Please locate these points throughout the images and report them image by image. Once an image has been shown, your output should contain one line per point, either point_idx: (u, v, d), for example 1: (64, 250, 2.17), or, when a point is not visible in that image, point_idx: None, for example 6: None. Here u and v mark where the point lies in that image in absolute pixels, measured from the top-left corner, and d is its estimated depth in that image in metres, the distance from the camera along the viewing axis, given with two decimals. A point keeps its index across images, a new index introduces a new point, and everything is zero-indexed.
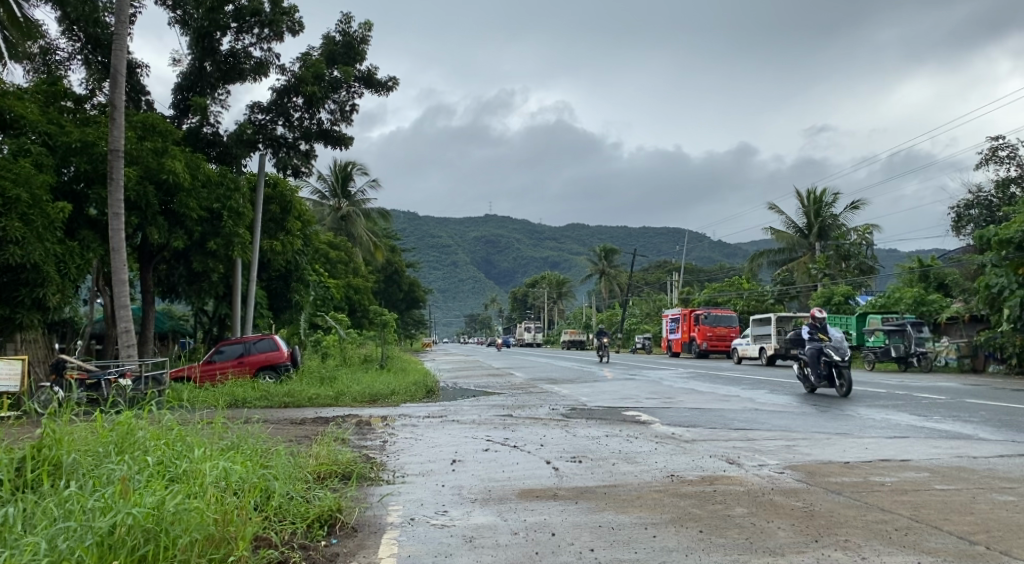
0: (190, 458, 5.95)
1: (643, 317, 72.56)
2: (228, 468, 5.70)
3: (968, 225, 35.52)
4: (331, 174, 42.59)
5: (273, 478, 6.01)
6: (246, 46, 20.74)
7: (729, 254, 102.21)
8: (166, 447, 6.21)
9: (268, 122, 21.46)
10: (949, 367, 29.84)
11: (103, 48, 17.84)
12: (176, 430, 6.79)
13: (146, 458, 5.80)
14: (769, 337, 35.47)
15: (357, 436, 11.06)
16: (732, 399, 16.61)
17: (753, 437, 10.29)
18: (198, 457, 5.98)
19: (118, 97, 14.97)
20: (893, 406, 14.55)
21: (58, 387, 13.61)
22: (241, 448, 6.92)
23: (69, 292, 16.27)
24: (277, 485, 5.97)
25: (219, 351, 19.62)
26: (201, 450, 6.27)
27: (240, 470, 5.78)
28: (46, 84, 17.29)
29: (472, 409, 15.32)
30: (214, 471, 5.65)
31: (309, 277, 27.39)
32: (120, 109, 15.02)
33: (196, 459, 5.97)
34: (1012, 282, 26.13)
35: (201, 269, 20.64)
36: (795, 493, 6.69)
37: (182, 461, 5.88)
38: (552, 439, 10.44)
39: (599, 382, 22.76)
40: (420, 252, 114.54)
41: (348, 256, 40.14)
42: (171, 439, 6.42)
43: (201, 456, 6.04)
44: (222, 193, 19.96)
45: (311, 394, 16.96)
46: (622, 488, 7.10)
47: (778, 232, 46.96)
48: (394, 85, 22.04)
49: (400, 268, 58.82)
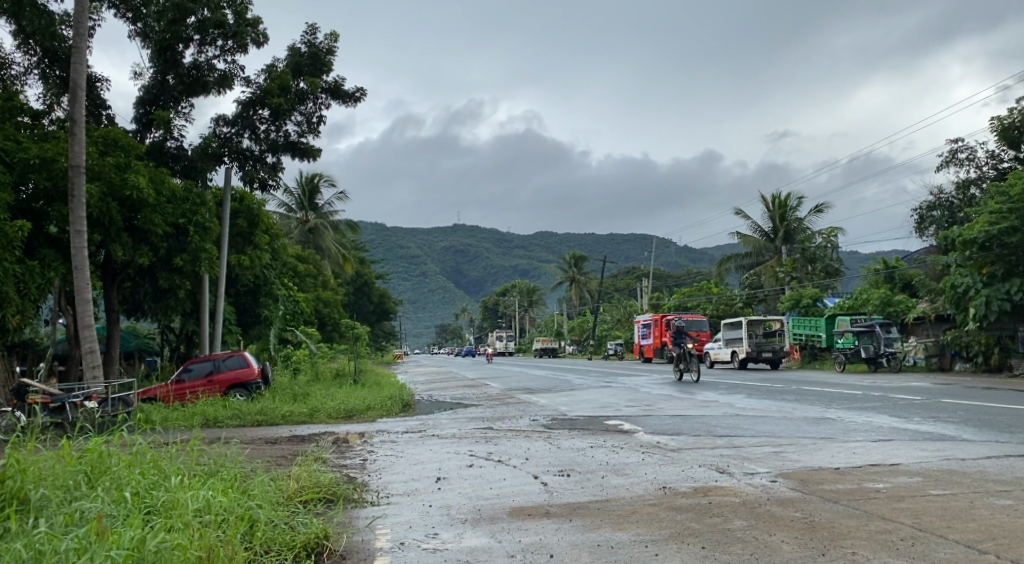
0: (168, 487, 5.67)
1: (614, 323, 72.73)
2: (209, 500, 5.43)
3: (931, 226, 36.04)
4: (298, 187, 41.99)
5: (257, 507, 5.73)
6: (210, 59, 20.37)
7: (696, 259, 102.93)
8: (141, 474, 5.93)
9: (233, 135, 21.07)
10: (917, 366, 30.15)
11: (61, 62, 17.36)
12: (150, 456, 6.50)
13: (120, 491, 5.52)
14: (740, 341, 35.63)
15: (337, 455, 10.76)
16: (711, 405, 16.54)
17: (739, 445, 10.19)
18: (176, 486, 5.71)
19: (78, 112, 14.53)
20: (871, 408, 14.57)
21: (20, 412, 13.12)
22: (219, 473, 6.64)
23: (30, 312, 15.85)
24: (262, 512, 5.71)
25: (188, 369, 19.17)
26: (179, 478, 6.00)
27: (222, 499, 5.50)
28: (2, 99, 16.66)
29: (451, 422, 15.08)
30: (194, 504, 5.38)
31: (278, 291, 26.91)
32: (80, 124, 14.58)
33: (175, 488, 5.70)
34: (977, 282, 26.36)
35: (167, 285, 20.18)
36: (791, 503, 6.56)
37: (159, 491, 5.60)
38: (537, 452, 10.24)
39: (576, 391, 22.62)
40: (389, 263, 113.83)
41: (317, 269, 39.70)
42: (145, 466, 6.13)
43: (179, 484, 5.75)
44: (187, 208, 19.53)
45: (284, 412, 16.59)
46: (615, 503, 6.93)
47: (745, 236, 47.36)
48: (361, 96, 21.78)
49: (369, 280, 58.38)
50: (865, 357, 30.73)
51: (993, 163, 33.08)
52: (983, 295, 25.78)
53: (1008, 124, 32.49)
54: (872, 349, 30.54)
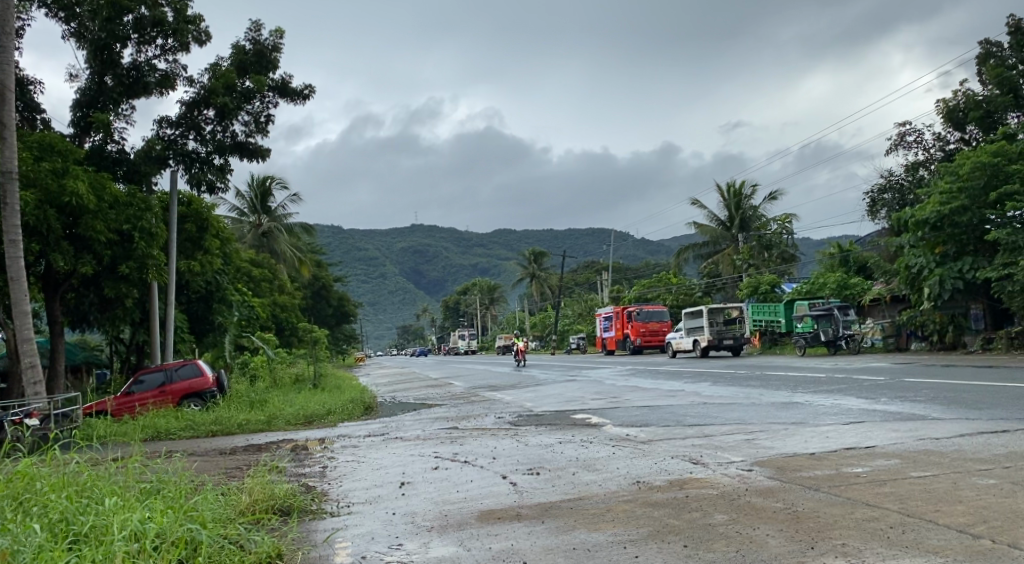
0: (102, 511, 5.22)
1: (576, 318, 72.71)
2: (138, 525, 4.99)
3: (883, 209, 36.40)
4: (249, 190, 41.24)
5: (200, 528, 5.29)
6: (149, 58, 19.69)
7: (654, 251, 103.55)
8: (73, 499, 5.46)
9: (178, 136, 20.39)
10: (875, 347, 30.72)
11: None
12: (81, 480, 6.01)
13: (38, 521, 5.04)
14: (702, 329, 35.58)
15: (295, 464, 10.31)
16: (676, 394, 16.32)
17: (711, 434, 9.95)
18: (110, 511, 5.26)
19: (7, 115, 13.81)
20: (838, 389, 14.48)
21: None
22: (160, 496, 6.16)
23: None
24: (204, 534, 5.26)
25: (139, 381, 18.44)
26: (115, 502, 5.53)
27: (158, 523, 5.07)
28: None
29: (415, 423, 14.65)
30: (124, 530, 4.94)
31: (230, 297, 26.23)
32: (10, 127, 13.87)
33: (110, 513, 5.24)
34: (930, 262, 26.53)
35: (113, 295, 19.41)
36: (771, 493, 6.28)
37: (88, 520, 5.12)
38: (504, 451, 9.88)
39: (540, 386, 22.31)
40: (347, 265, 112.45)
41: (272, 273, 38.89)
42: (77, 488, 5.68)
43: (113, 506, 5.31)
44: (132, 213, 18.86)
45: (240, 420, 16.04)
46: (590, 500, 6.61)
47: (700, 225, 47.57)
48: (310, 94, 21.22)
49: (327, 282, 57.49)
50: (824, 340, 30.80)
51: (940, 145, 33.50)
52: (937, 275, 25.97)
53: (953, 106, 32.98)
54: (831, 333, 30.63)
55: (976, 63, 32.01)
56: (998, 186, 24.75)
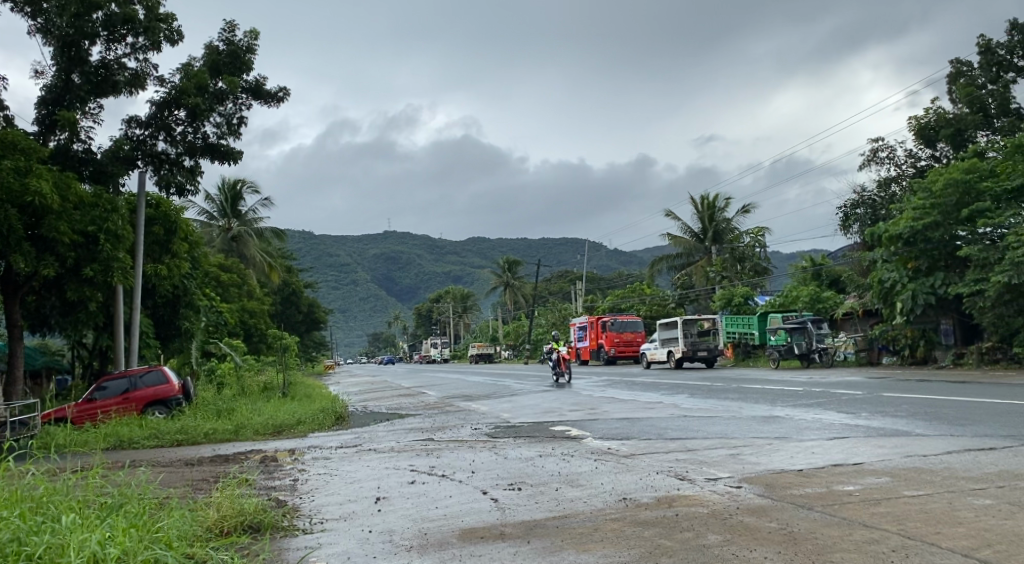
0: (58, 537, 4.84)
1: (549, 327, 72.68)
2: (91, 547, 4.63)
3: (855, 224, 36.54)
4: (219, 194, 40.68)
5: (163, 550, 4.99)
6: (119, 57, 19.26)
7: (627, 261, 104.01)
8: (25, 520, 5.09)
9: (147, 137, 19.96)
10: (847, 361, 30.63)
11: None
12: (34, 500, 5.69)
13: None
14: (676, 341, 35.58)
15: (264, 477, 9.96)
16: (654, 406, 16.13)
17: (694, 448, 9.77)
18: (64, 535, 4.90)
19: None
20: (816, 403, 14.36)
21: None
22: (117, 514, 5.81)
23: None
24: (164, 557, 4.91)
25: (101, 388, 17.90)
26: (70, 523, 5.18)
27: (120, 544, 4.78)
28: None
29: (389, 434, 14.34)
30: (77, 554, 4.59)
31: (199, 302, 25.70)
32: None
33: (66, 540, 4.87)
34: (903, 276, 26.47)
35: (76, 298, 18.88)
36: (763, 512, 6.09)
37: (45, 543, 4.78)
38: (483, 464, 9.63)
39: (515, 397, 22.09)
40: (319, 272, 111.57)
41: (241, 278, 38.30)
42: (29, 508, 5.35)
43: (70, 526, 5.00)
44: (98, 214, 18.41)
45: (207, 429, 15.62)
46: (575, 519, 6.41)
47: (674, 237, 47.63)
48: (284, 96, 20.88)
49: (297, 288, 56.83)
50: (797, 353, 30.85)
51: (911, 162, 33.77)
52: (910, 290, 25.98)
53: (924, 124, 33.19)
54: (804, 346, 30.68)
55: (947, 81, 32.42)
56: (970, 204, 24.98)
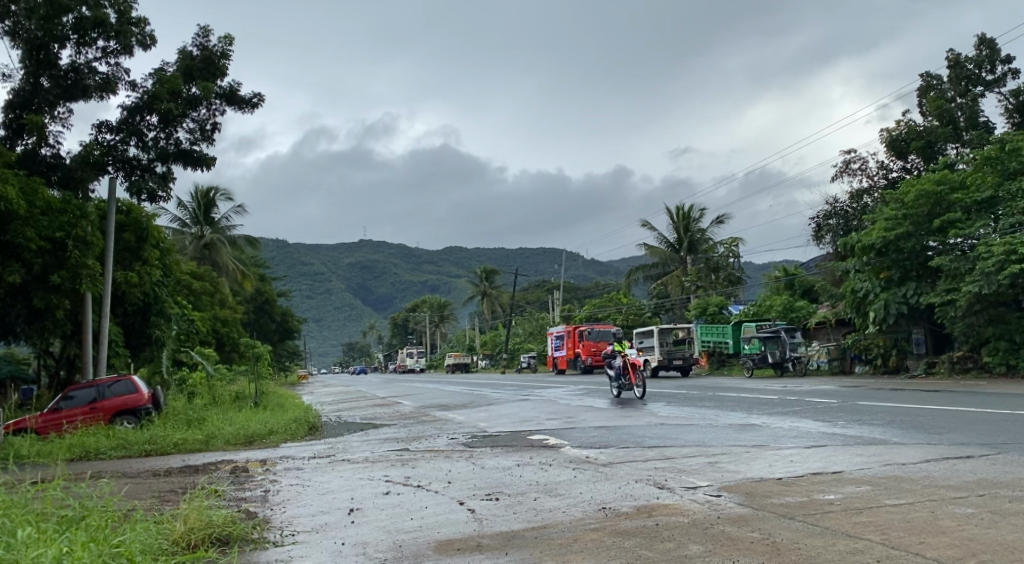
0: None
1: (526, 336, 72.56)
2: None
3: (828, 234, 36.88)
4: (192, 201, 40.19)
5: None
6: (90, 61, 18.95)
7: (602, 271, 104.25)
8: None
9: (118, 142, 19.65)
10: (821, 369, 30.70)
11: None
12: None
13: None
14: (652, 350, 35.64)
15: (235, 488, 9.74)
16: (631, 415, 16.04)
17: (672, 457, 9.68)
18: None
19: None
20: (793, 411, 14.35)
21: None
22: (72, 534, 5.60)
23: None
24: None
25: (68, 397, 17.53)
26: (21, 549, 4.94)
27: None
28: None
29: (363, 444, 14.13)
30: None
31: (170, 310, 25.30)
32: None
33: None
34: (876, 286, 26.80)
35: (43, 306, 18.46)
36: (744, 521, 6.00)
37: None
38: (459, 474, 9.48)
39: (491, 406, 21.92)
40: (293, 280, 110.77)
41: (214, 287, 37.82)
42: None
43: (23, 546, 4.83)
44: (66, 220, 18.13)
45: (176, 440, 15.30)
46: (553, 529, 6.29)
47: (650, 247, 47.73)
48: (259, 102, 20.64)
49: (271, 297, 56.30)
50: (771, 362, 30.95)
51: (883, 174, 34.08)
52: (882, 299, 26.19)
53: (895, 136, 33.49)
54: (777, 354, 30.83)
55: (917, 94, 32.73)
56: (941, 214, 25.23)
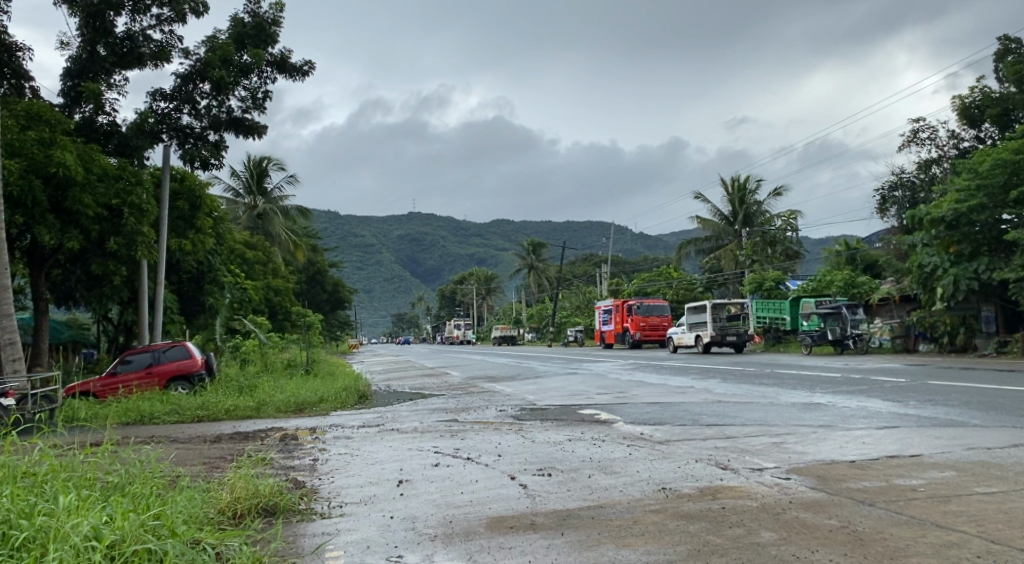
0: (35, 547, 4.41)
1: (573, 310, 72.23)
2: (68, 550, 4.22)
3: (893, 206, 35.64)
4: (245, 170, 40.54)
5: (155, 539, 4.73)
6: (144, 29, 18.91)
7: (651, 246, 103.07)
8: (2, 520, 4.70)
9: (172, 110, 19.66)
10: (883, 348, 29.73)
11: None
12: (30, 489, 5.40)
13: None
14: (704, 324, 34.96)
15: (283, 455, 9.59)
16: (686, 391, 15.58)
17: (734, 436, 9.23)
18: (45, 538, 4.52)
19: None
20: (858, 390, 13.74)
21: None
22: (118, 502, 5.44)
23: None
24: (149, 558, 4.54)
25: (126, 361, 17.70)
26: (60, 515, 4.80)
27: (106, 536, 4.53)
28: None
29: (412, 414, 13.94)
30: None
31: (224, 278, 25.52)
32: None
33: (47, 546, 4.47)
34: (944, 261, 25.71)
35: (101, 271, 18.74)
36: (819, 507, 5.56)
37: (19, 555, 4.38)
38: (509, 448, 9.16)
39: (540, 378, 21.64)
40: (344, 252, 111.79)
41: (266, 256, 38.16)
42: (21, 496, 5.05)
43: (60, 520, 4.70)
44: (122, 187, 18.15)
45: (228, 406, 15.31)
46: (611, 509, 5.95)
47: (703, 220, 46.85)
48: (309, 70, 20.42)
49: (323, 268, 56.82)
50: (831, 339, 29.85)
51: (954, 143, 32.64)
52: (951, 275, 25.16)
53: (969, 103, 32.03)
54: (838, 332, 29.68)
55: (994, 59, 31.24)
56: (1018, 185, 23.86)
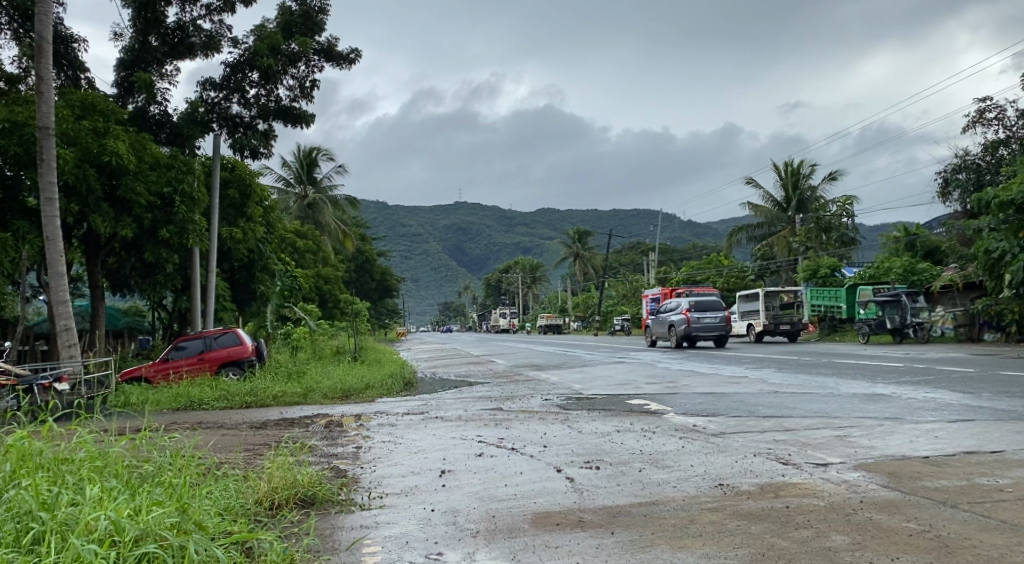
0: (51, 542, 4.15)
1: (620, 298, 71.51)
2: (79, 547, 3.98)
3: (956, 190, 34.33)
4: (296, 161, 40.80)
5: (180, 537, 4.46)
6: (194, 18, 18.83)
7: (699, 233, 101.52)
8: (23, 512, 4.49)
9: (221, 99, 19.63)
10: (945, 337, 28.45)
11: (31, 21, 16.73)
12: (61, 481, 5.20)
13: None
14: (757, 313, 34.04)
15: (327, 443, 9.36)
16: (740, 381, 15.02)
17: (794, 428, 8.74)
18: (63, 530, 4.29)
19: (44, 70, 13.94)
20: (925, 380, 13.06)
21: None
22: (151, 493, 5.21)
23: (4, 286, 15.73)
24: (167, 556, 4.27)
25: (178, 347, 17.73)
26: (87, 506, 4.58)
27: (129, 535, 4.27)
28: None
29: (457, 402, 13.64)
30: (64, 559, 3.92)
31: (275, 266, 25.58)
32: (48, 83, 13.99)
33: (65, 539, 4.25)
34: (1014, 247, 24.41)
35: (153, 259, 18.80)
36: (894, 508, 5.09)
37: (36, 549, 4.15)
38: (557, 438, 8.78)
39: (588, 367, 21.24)
40: (391, 241, 112.28)
41: (317, 245, 38.27)
42: (50, 486, 4.84)
43: (83, 515, 4.45)
44: (173, 175, 18.17)
45: (276, 392, 15.21)
46: (666, 507, 5.55)
47: (755, 206, 45.68)
48: (356, 58, 20.22)
49: (371, 256, 56.97)
50: (889, 328, 28.97)
51: None
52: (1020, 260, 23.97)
53: None
54: (897, 320, 28.77)
55: None
56: None
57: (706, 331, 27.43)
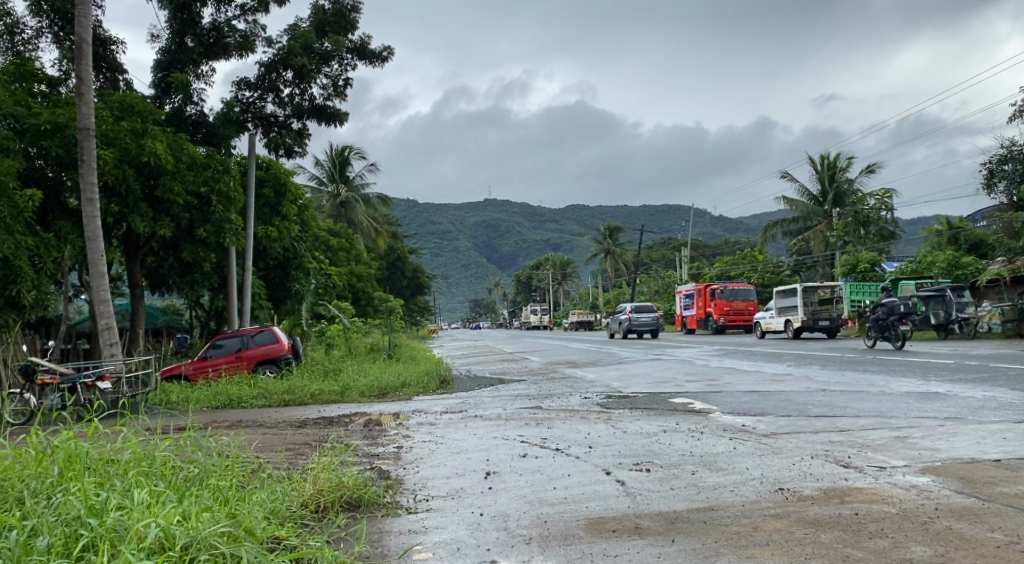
0: (101, 550, 4.03)
1: (652, 294, 70.89)
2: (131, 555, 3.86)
3: (1001, 181, 33.50)
4: (328, 159, 40.85)
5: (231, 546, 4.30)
6: (229, 19, 18.85)
7: (732, 228, 100.42)
8: (72, 517, 4.38)
9: (256, 99, 19.65)
10: (993, 333, 27.73)
11: (71, 23, 16.84)
12: (106, 483, 5.08)
13: (47, 536, 4.16)
14: (796, 309, 33.44)
15: (367, 443, 9.22)
16: (783, 379, 14.68)
17: (850, 429, 8.44)
18: (113, 538, 4.17)
19: (84, 72, 13.99)
20: (978, 378, 12.63)
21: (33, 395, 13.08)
22: (196, 496, 5.08)
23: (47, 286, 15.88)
24: None
25: (215, 346, 17.79)
26: (136, 511, 4.46)
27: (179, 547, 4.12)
28: (15, 64, 16.39)
29: (495, 401, 13.46)
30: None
31: (309, 264, 25.63)
32: (88, 84, 14.03)
33: (115, 547, 4.14)
34: None
35: (191, 258, 18.86)
36: (975, 516, 4.81)
37: (86, 557, 4.03)
38: (602, 438, 8.56)
39: (624, 364, 20.96)
40: (422, 239, 112.42)
41: (350, 243, 38.34)
42: (97, 491, 4.71)
43: (132, 521, 4.31)
44: (209, 175, 18.19)
45: (313, 390, 15.15)
46: (726, 513, 5.31)
47: (790, 199, 45.04)
48: (388, 56, 20.11)
49: (402, 254, 56.97)
50: (934, 323, 28.36)
51: None
52: None
53: None
54: (942, 316, 28.12)
55: None
56: None
57: (644, 327, 34.84)
